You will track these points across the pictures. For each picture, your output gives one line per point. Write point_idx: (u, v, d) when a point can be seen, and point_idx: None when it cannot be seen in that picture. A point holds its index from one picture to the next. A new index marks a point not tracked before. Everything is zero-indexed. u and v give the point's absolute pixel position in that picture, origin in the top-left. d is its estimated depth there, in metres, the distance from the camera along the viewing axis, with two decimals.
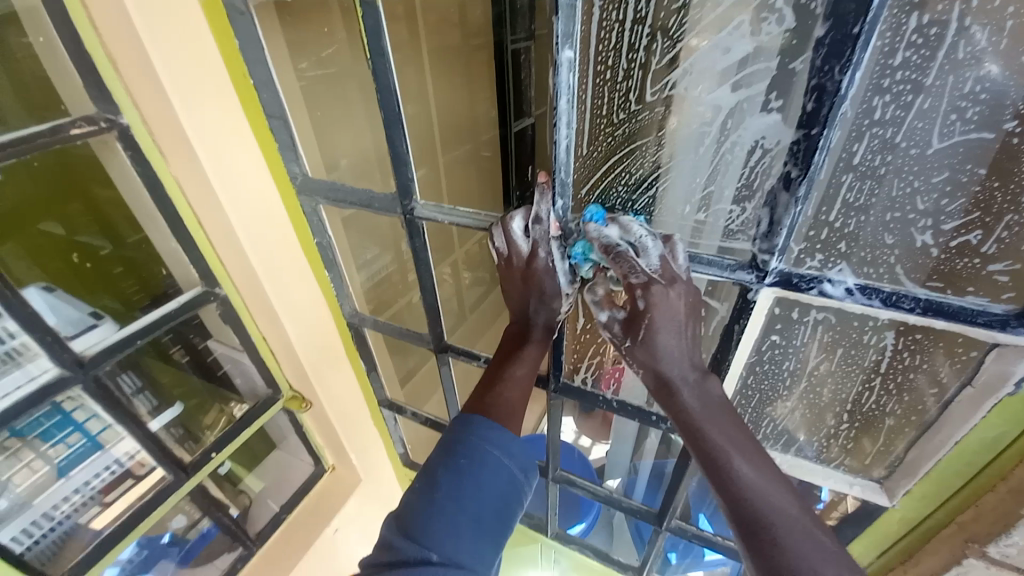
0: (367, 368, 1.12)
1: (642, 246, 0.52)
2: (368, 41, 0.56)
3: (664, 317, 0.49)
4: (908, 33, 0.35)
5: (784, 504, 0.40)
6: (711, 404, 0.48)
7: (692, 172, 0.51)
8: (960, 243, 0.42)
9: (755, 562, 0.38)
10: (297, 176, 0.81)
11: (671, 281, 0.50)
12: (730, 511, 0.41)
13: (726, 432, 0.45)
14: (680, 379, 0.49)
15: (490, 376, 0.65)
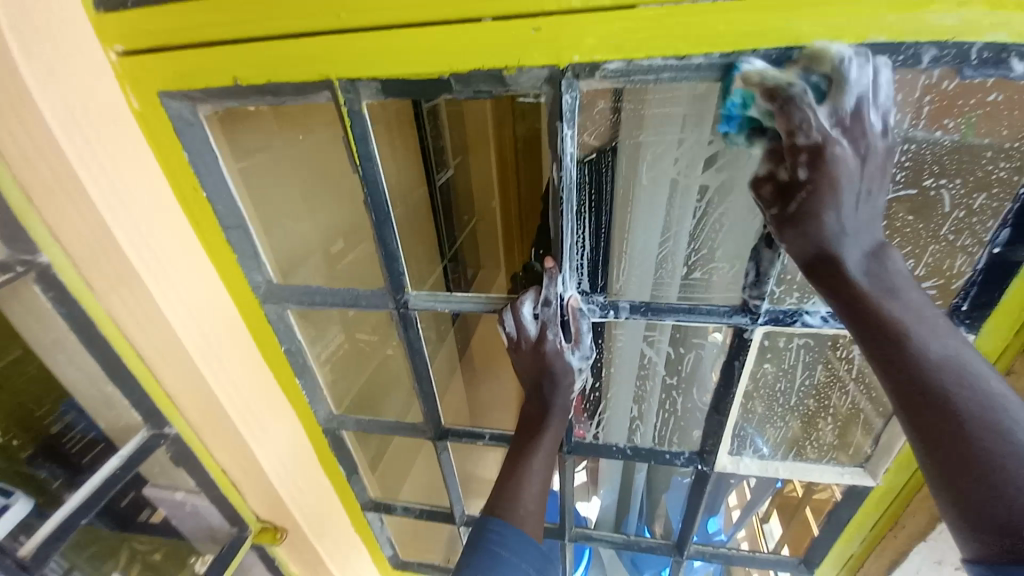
0: (347, 472, 1.01)
1: (842, 76, 0.40)
2: (356, 148, 0.55)
3: (840, 187, 0.42)
4: None
5: (980, 385, 0.39)
6: (881, 277, 0.43)
7: (648, 240, 0.62)
8: (900, 270, 0.53)
9: (921, 435, 0.39)
10: (261, 285, 0.75)
11: (850, 144, 0.41)
12: (899, 391, 0.40)
13: (902, 306, 0.42)
14: (850, 247, 0.43)
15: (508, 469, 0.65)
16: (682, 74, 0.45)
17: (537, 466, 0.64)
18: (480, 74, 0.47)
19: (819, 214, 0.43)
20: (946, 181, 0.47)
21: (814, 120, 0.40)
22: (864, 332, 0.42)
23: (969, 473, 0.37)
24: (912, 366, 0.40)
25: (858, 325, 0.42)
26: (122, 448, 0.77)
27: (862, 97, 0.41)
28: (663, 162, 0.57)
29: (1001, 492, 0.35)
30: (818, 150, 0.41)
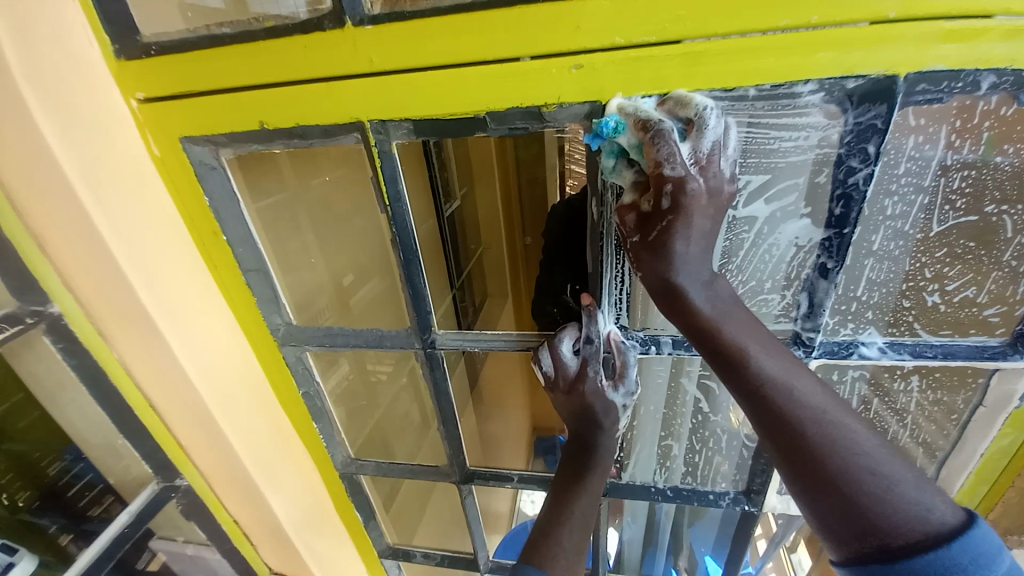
0: (365, 518, 0.97)
1: (702, 121, 0.41)
2: (385, 188, 0.53)
3: (693, 223, 0.41)
4: (908, 151, 0.44)
5: (811, 398, 0.40)
6: (719, 304, 0.43)
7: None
8: (961, 297, 0.50)
9: (784, 453, 0.39)
10: (279, 328, 0.72)
11: (705, 182, 0.41)
12: (753, 408, 0.40)
13: (754, 332, 0.42)
14: (692, 282, 0.42)
15: (546, 516, 0.60)
16: (732, 106, 0.43)
17: (579, 512, 0.59)
18: (517, 111, 0.46)
19: (672, 242, 0.41)
20: (1009, 208, 0.45)
21: (671, 149, 0.40)
22: (711, 355, 0.42)
23: (844, 499, 0.36)
24: (758, 387, 0.40)
25: (702, 346, 0.42)
26: (131, 503, 0.73)
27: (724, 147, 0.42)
28: None
29: (858, 502, 0.36)
30: (677, 181, 0.40)
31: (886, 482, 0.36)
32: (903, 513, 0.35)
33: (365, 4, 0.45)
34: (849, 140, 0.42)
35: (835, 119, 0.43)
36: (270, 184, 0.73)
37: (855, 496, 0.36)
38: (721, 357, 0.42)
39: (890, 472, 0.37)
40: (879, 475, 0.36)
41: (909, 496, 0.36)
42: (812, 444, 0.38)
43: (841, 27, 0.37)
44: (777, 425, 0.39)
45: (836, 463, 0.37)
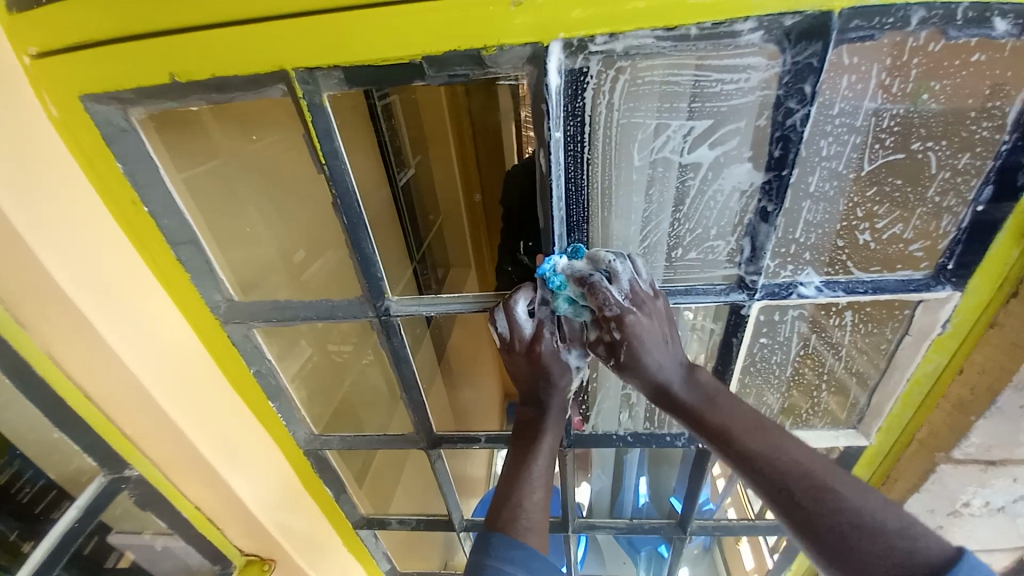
0: (335, 493, 0.96)
1: (614, 272, 0.53)
2: (320, 146, 0.50)
3: (648, 348, 0.52)
4: (842, 90, 0.44)
5: (800, 462, 0.46)
6: (705, 394, 0.52)
7: (628, 227, 0.58)
8: (889, 234, 0.53)
9: (788, 521, 0.45)
10: (220, 305, 0.68)
11: (641, 307, 0.52)
12: (750, 480, 0.48)
13: (737, 411, 0.51)
14: (670, 376, 0.53)
15: (507, 484, 0.61)
16: (675, 47, 0.42)
17: (540, 474, 0.61)
18: (455, 55, 0.43)
19: (639, 361, 0.53)
20: (933, 144, 0.47)
21: (611, 297, 0.52)
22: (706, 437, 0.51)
23: (843, 554, 0.41)
24: (746, 457, 0.48)
25: (692, 426, 0.51)
26: (77, 497, 0.70)
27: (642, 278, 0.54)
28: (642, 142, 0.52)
29: (860, 561, 0.40)
30: (622, 318, 0.52)
31: (874, 529, 0.41)
32: (896, 555, 0.39)
33: None
34: (788, 81, 0.43)
35: (774, 60, 0.43)
36: (202, 152, 0.67)
37: (856, 546, 0.41)
38: (715, 437, 0.50)
39: (879, 518, 0.42)
40: (868, 524, 0.41)
41: (896, 536, 0.40)
42: (806, 502, 0.44)
43: None
44: (773, 488, 0.46)
45: (833, 515, 0.42)
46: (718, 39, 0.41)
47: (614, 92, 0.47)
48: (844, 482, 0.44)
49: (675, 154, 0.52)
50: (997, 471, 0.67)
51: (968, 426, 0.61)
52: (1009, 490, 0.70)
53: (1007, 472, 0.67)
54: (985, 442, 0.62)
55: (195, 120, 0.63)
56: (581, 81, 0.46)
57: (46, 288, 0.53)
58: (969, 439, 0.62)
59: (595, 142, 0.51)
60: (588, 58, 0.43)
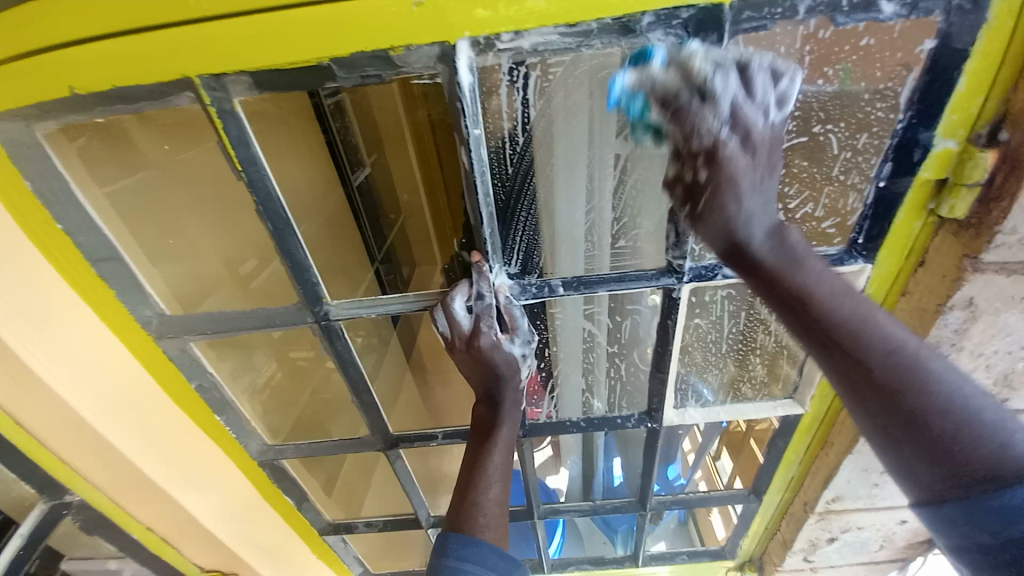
0: (298, 501, 0.95)
1: (710, 89, 0.42)
2: (234, 153, 0.49)
3: (749, 125, 0.43)
4: None
5: (882, 340, 0.44)
6: (786, 249, 0.47)
7: (572, 215, 0.61)
8: (802, 214, 0.56)
9: (866, 398, 0.44)
10: (151, 319, 0.66)
11: (744, 140, 0.44)
12: (829, 364, 0.46)
13: (831, 288, 0.46)
14: (757, 235, 0.47)
15: (466, 482, 0.64)
16: (580, 43, 0.43)
17: (497, 469, 0.64)
18: (364, 57, 0.43)
19: (724, 209, 0.46)
20: (832, 126, 0.50)
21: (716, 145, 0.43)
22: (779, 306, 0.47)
23: (926, 444, 0.42)
24: (827, 328, 0.45)
25: (768, 297, 0.48)
26: (19, 526, 0.67)
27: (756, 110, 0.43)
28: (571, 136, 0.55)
29: (942, 440, 0.41)
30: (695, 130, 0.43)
31: (965, 417, 0.41)
32: (980, 448, 0.40)
33: None
34: None
35: None
36: (121, 171, 0.61)
37: (937, 432, 0.41)
38: (793, 300, 0.46)
39: (974, 407, 0.41)
40: (958, 410, 0.41)
41: (987, 426, 0.40)
42: (871, 369, 0.44)
43: None
44: (823, 338, 0.45)
45: (906, 398, 0.42)
46: (619, 36, 0.43)
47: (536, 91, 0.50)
48: (935, 363, 0.43)
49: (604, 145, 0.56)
50: None
51: None
52: None
53: None
54: None
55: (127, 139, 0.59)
56: (496, 77, 0.47)
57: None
58: None
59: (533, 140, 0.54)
60: (498, 55, 0.44)
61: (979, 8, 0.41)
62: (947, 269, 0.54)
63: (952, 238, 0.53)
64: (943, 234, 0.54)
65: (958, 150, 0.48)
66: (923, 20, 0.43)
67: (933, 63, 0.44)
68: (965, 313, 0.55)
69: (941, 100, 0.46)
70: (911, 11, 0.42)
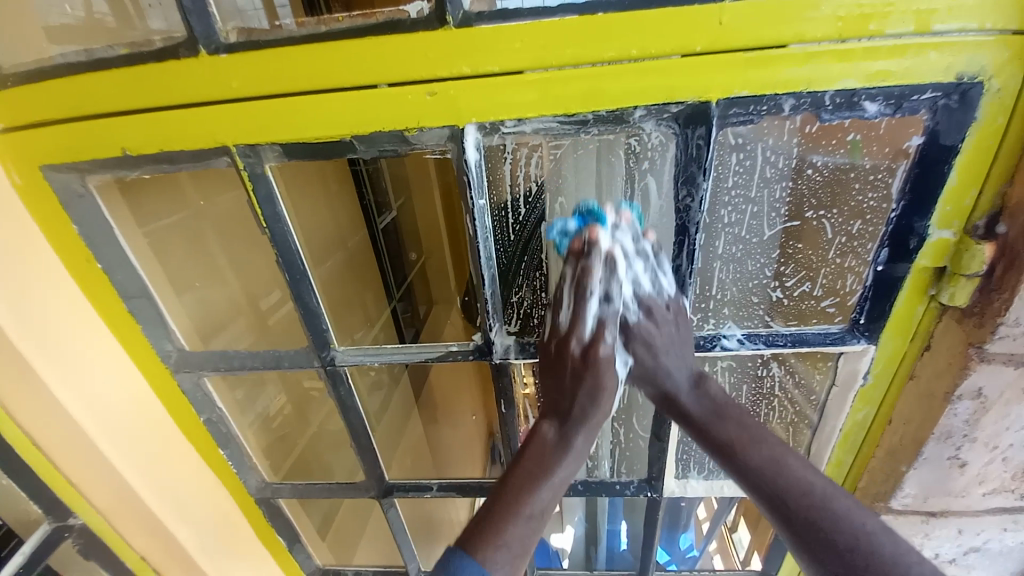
0: (289, 542, 0.94)
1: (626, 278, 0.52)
2: (261, 211, 0.54)
3: (650, 347, 0.53)
4: (732, 166, 0.51)
5: (803, 475, 0.46)
6: (708, 402, 0.53)
7: None
8: (800, 292, 0.58)
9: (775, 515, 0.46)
10: (170, 355, 0.69)
11: (650, 316, 0.53)
12: (741, 480, 0.48)
13: (736, 422, 0.51)
14: (675, 368, 0.54)
15: (498, 505, 0.49)
16: (578, 129, 0.47)
17: (539, 508, 0.49)
18: (382, 134, 0.48)
19: (648, 364, 0.54)
20: (825, 212, 0.53)
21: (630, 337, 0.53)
22: (713, 451, 0.51)
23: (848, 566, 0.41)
24: (748, 473, 0.48)
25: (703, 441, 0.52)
26: (22, 544, 0.67)
27: (666, 301, 0.53)
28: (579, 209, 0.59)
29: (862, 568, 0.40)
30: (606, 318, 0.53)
31: (869, 550, 0.41)
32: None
33: (219, 31, 0.45)
34: (682, 158, 0.47)
35: (671, 141, 0.47)
36: (165, 208, 0.69)
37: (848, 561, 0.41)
38: (717, 450, 0.50)
39: (877, 544, 0.41)
40: (864, 545, 0.41)
41: (890, 562, 0.40)
42: (807, 512, 0.44)
43: (659, 59, 0.42)
44: (769, 497, 0.47)
45: (824, 532, 0.43)
46: (611, 126, 0.46)
47: (536, 164, 0.53)
48: (842, 503, 0.44)
49: None
50: (938, 522, 0.66)
51: (901, 476, 0.62)
52: (959, 540, 0.68)
53: (948, 523, 0.66)
54: (920, 494, 0.63)
55: (173, 188, 0.70)
56: (501, 154, 0.51)
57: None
58: (903, 488, 0.62)
59: (558, 203, 0.57)
60: (503, 137, 0.48)
61: (966, 107, 0.43)
62: (953, 356, 0.52)
63: (956, 325, 0.52)
64: (946, 322, 0.53)
65: (955, 240, 0.49)
66: (910, 117, 0.45)
67: (922, 158, 0.46)
68: (974, 403, 0.53)
69: (935, 191, 0.47)
70: (897, 110, 0.44)
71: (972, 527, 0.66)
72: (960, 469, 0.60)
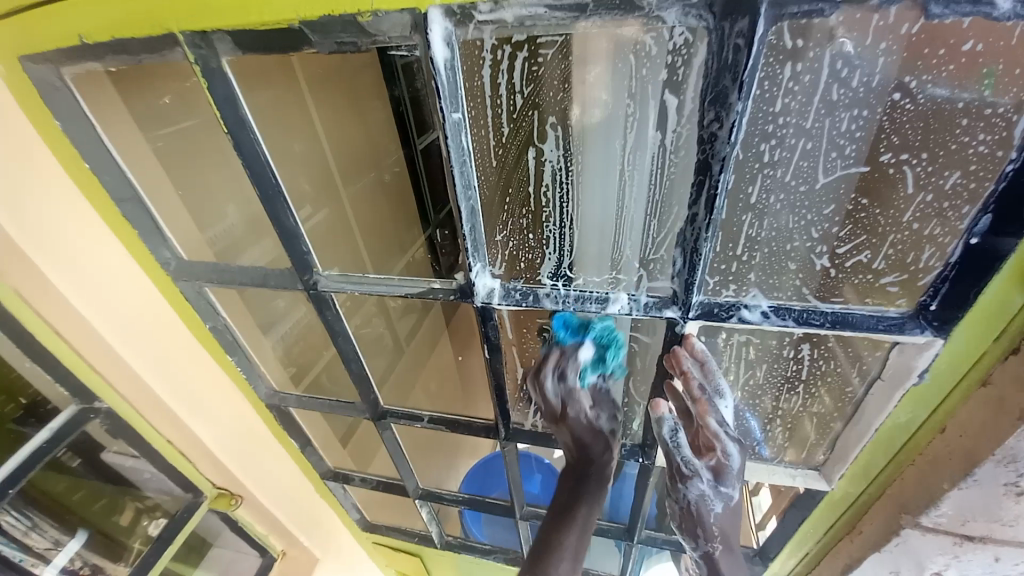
0: (301, 445, 1.00)
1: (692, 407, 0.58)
2: (222, 115, 0.49)
3: (687, 460, 0.59)
4: (785, 81, 0.38)
5: None
6: None
7: (605, 213, 0.50)
8: (854, 263, 0.45)
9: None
10: (169, 262, 0.69)
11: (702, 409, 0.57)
12: None
13: None
14: (729, 470, 0.57)
15: (544, 545, 0.59)
16: (576, 18, 0.36)
17: (577, 536, 0.59)
18: (334, 22, 0.39)
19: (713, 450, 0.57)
20: (909, 157, 0.39)
21: (695, 487, 0.59)
22: None
23: None
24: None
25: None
26: (54, 419, 0.74)
27: (733, 489, 0.58)
28: (605, 126, 0.45)
29: None
30: (711, 440, 0.57)
31: None
32: None
33: None
34: (713, 66, 0.35)
35: (700, 42, 0.35)
36: (178, 110, 0.64)
37: None
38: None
39: None
40: None
41: None
42: None
43: None
44: None
45: None
46: (618, 14, 0.35)
47: (523, 67, 0.42)
48: None
49: (629, 138, 0.45)
50: (973, 547, 0.56)
51: (938, 494, 0.52)
52: (992, 568, 0.59)
53: (984, 550, 0.56)
54: (959, 515, 0.53)
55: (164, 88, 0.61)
56: (479, 55, 0.41)
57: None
58: (938, 507, 0.52)
59: (551, 125, 0.47)
60: (480, 29, 0.38)
61: None
62: None
63: None
64: None
65: None
66: None
67: None
68: None
69: None
70: None
71: (1014, 557, 0.56)
72: (1016, 497, 0.49)
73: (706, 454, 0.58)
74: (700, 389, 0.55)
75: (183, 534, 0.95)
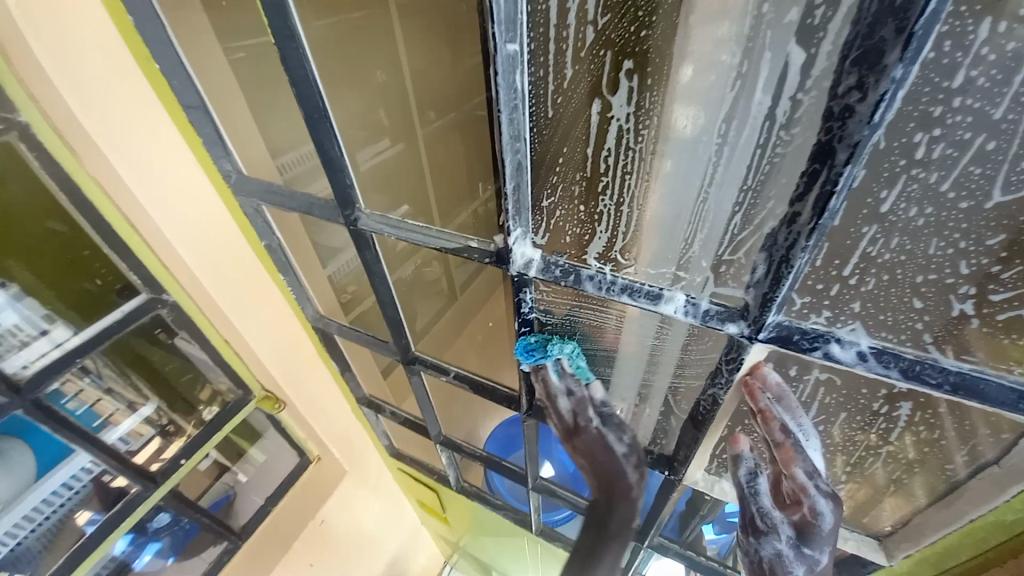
0: (341, 369, 1.03)
1: (797, 448, 0.47)
2: (272, 25, 0.46)
3: (782, 558, 0.50)
4: (977, 45, 0.26)
5: None
6: None
7: (681, 197, 0.40)
8: (1009, 317, 0.34)
9: None
10: (230, 174, 0.70)
11: (791, 468, 0.47)
12: None
13: None
14: (820, 544, 0.48)
15: None
16: None
17: None
18: None
19: (811, 533, 0.48)
20: None
21: (769, 545, 0.51)
22: None
23: None
24: None
25: None
26: (126, 303, 0.79)
27: (821, 553, 0.49)
28: (705, 88, 0.35)
29: None
30: (797, 492, 0.48)
31: None
32: None
33: None
34: (872, 6, 0.24)
35: None
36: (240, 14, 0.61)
37: None
38: None
39: None
40: None
41: None
42: None
43: None
44: None
45: None
46: None
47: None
48: None
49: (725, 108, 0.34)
50: None
51: None
52: None
53: None
54: None
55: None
56: None
57: (50, 103, 0.60)
58: None
59: (627, 71, 0.37)
60: None
61: None
62: None
63: None
64: None
65: None
66: None
67: None
68: None
69: None
70: None
71: None
72: None
73: (790, 507, 0.49)
74: (781, 430, 0.47)
75: (231, 424, 1.03)
